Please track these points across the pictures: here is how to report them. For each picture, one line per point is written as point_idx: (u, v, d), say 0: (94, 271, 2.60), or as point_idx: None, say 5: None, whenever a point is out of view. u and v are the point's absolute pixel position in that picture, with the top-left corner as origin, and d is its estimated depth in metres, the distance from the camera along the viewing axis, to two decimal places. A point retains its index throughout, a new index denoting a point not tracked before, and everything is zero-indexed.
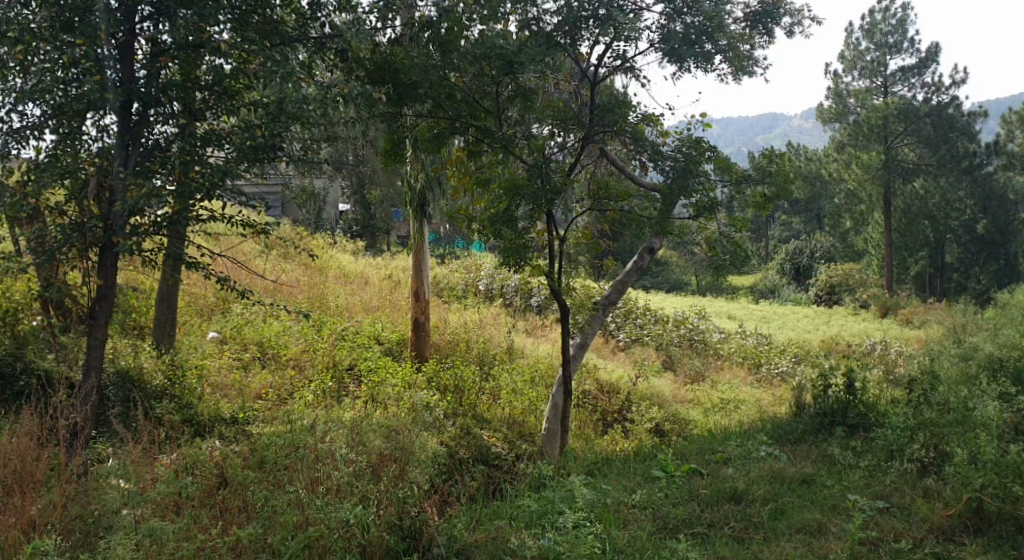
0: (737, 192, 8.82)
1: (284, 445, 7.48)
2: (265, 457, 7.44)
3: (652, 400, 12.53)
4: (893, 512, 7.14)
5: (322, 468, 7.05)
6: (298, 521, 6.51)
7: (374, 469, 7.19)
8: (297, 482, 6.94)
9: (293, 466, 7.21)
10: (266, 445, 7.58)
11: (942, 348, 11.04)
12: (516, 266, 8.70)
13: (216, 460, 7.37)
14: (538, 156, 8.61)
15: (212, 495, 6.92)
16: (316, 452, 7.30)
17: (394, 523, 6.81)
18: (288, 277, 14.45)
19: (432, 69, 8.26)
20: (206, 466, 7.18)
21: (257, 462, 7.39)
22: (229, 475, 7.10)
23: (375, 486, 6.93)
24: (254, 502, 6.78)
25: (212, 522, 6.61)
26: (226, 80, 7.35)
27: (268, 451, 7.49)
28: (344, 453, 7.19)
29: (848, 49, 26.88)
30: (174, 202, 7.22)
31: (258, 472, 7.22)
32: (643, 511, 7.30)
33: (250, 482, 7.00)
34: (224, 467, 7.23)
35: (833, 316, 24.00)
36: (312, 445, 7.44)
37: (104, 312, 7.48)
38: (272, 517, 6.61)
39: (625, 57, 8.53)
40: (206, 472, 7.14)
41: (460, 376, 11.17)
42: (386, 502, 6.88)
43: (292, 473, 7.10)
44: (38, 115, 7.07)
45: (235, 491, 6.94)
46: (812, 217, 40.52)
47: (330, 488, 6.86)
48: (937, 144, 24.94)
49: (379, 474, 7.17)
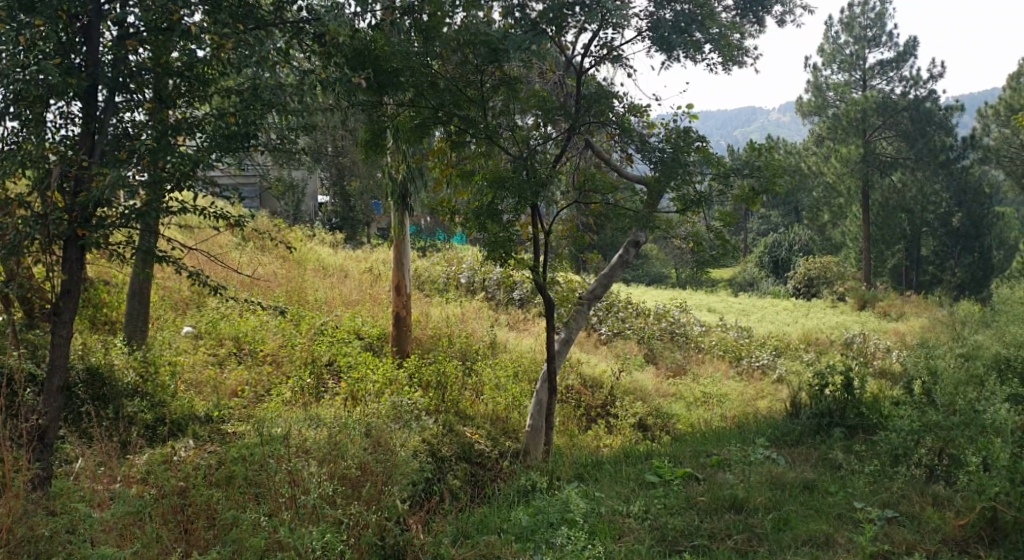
0: (725, 185, 8.50)
1: (254, 462, 7.06)
2: (234, 472, 7.02)
3: (636, 395, 12.24)
4: (902, 522, 6.93)
5: (293, 488, 6.66)
6: (268, 545, 6.17)
7: (348, 488, 6.88)
8: (266, 504, 6.62)
9: (268, 478, 6.85)
10: (237, 459, 7.15)
11: (934, 346, 10.78)
12: (501, 261, 8.35)
13: (178, 474, 6.95)
14: (522, 147, 8.32)
15: (177, 511, 6.55)
16: (287, 467, 6.86)
17: (375, 543, 6.54)
18: (266, 271, 14.03)
19: (413, 57, 7.94)
20: (167, 482, 6.76)
21: (225, 477, 7.00)
22: (192, 488, 6.78)
23: (352, 507, 6.63)
24: (223, 520, 6.42)
25: (175, 545, 6.27)
26: (199, 66, 7.05)
27: (238, 466, 7.06)
28: (315, 466, 6.89)
29: (827, 43, 26.70)
30: (144, 192, 6.81)
31: (224, 490, 6.82)
32: (640, 522, 7.05)
33: (216, 501, 6.64)
34: (188, 484, 6.82)
35: (812, 309, 23.81)
36: (282, 457, 7.03)
37: (70, 308, 7.07)
38: (241, 539, 6.23)
39: (612, 46, 8.23)
40: (168, 487, 6.72)
41: (443, 371, 10.79)
42: (364, 523, 6.59)
43: (264, 485, 6.78)
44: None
45: (201, 508, 6.60)
46: (790, 210, 40.51)
47: (299, 514, 6.48)
48: (914, 138, 25.11)
49: (358, 491, 6.89)
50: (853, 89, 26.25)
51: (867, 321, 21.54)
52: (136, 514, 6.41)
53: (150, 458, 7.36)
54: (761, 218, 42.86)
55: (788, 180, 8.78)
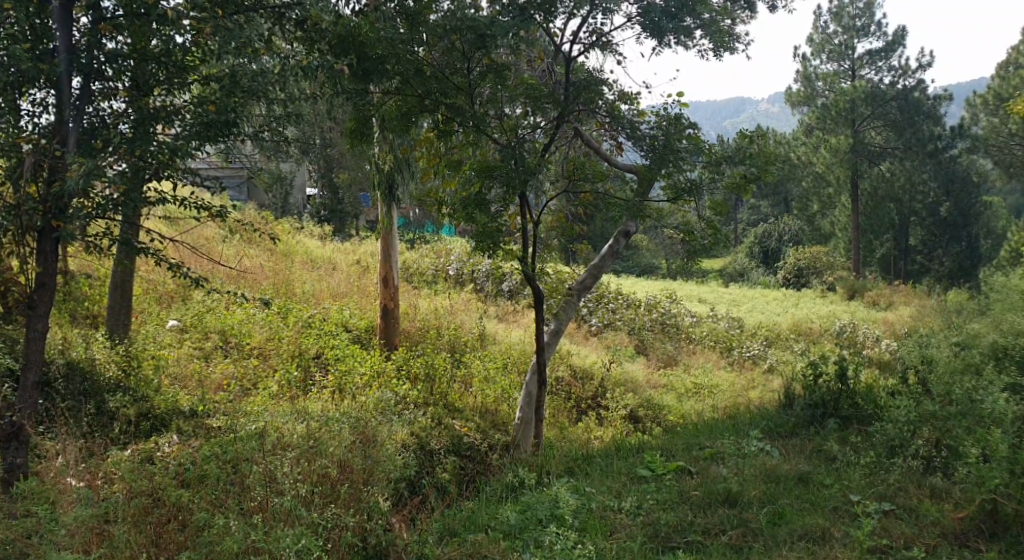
0: (715, 174, 8.33)
1: (226, 462, 6.87)
2: (206, 471, 6.78)
3: (626, 387, 12.09)
4: (899, 515, 6.84)
5: (267, 487, 6.52)
6: (244, 549, 5.99)
7: (326, 486, 6.67)
8: (241, 503, 6.46)
9: (245, 479, 6.65)
10: (207, 458, 6.95)
11: (929, 335, 10.63)
12: (491, 251, 8.19)
13: (148, 474, 6.70)
14: (510, 136, 8.16)
15: (147, 512, 6.36)
16: (262, 466, 6.71)
17: (356, 545, 6.35)
18: (252, 263, 13.83)
19: (398, 44, 7.75)
20: (136, 482, 6.49)
21: (196, 476, 6.75)
22: (164, 491, 6.49)
23: (329, 509, 6.42)
24: (196, 522, 6.29)
25: (143, 549, 6.11)
26: (178, 54, 6.93)
27: (209, 465, 6.84)
28: (289, 465, 6.70)
29: (816, 33, 26.54)
30: (121, 182, 6.67)
31: (196, 489, 6.62)
32: (632, 517, 6.92)
33: (185, 502, 6.42)
34: (155, 485, 6.54)
35: (802, 299, 23.74)
36: (261, 455, 6.85)
37: (45, 303, 7.01)
38: (214, 542, 6.10)
39: (601, 32, 8.08)
40: (137, 489, 6.45)
41: (431, 363, 10.62)
42: (342, 525, 6.39)
43: (240, 484, 6.61)
44: None
45: (175, 510, 6.39)
46: (780, 200, 40.46)
47: (269, 519, 6.28)
48: (903, 128, 24.93)
49: (336, 489, 6.70)
50: (842, 79, 26.14)
51: (856, 311, 21.42)
52: (105, 518, 6.25)
53: (135, 453, 7.44)
54: (750, 208, 42.81)
55: (781, 168, 8.63)
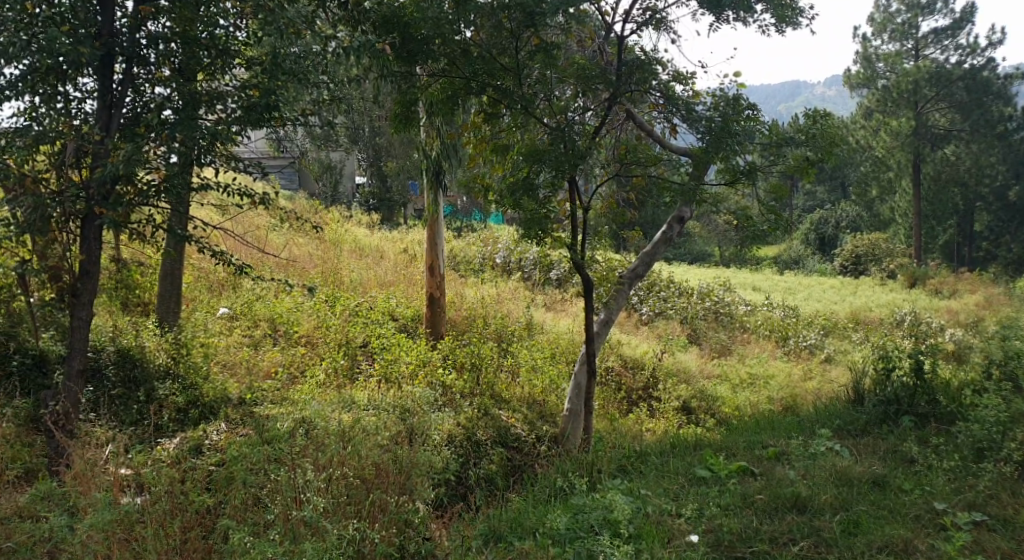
0: (778, 155, 7.90)
1: (256, 462, 6.57)
2: (234, 472, 6.54)
3: (678, 377, 11.58)
4: (993, 525, 6.38)
5: (287, 497, 6.15)
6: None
7: (353, 493, 6.30)
8: (267, 512, 6.10)
9: (272, 487, 6.31)
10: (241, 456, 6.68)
11: (1007, 327, 9.97)
12: (539, 238, 7.71)
13: (188, 474, 6.48)
14: (560, 118, 7.72)
15: (180, 517, 6.09)
16: (291, 471, 6.35)
17: (391, 555, 6.15)
18: (300, 251, 13.60)
19: (445, 23, 7.29)
20: (166, 483, 6.25)
21: (223, 480, 6.49)
22: (191, 496, 6.22)
23: (353, 523, 6.06)
24: (220, 530, 5.99)
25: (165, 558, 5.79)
26: (225, 41, 6.67)
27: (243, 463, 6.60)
28: (312, 472, 6.30)
29: (878, 12, 25.58)
30: (164, 168, 6.55)
31: (226, 493, 6.33)
32: (693, 523, 6.51)
33: (217, 509, 6.21)
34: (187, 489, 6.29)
35: (860, 286, 22.93)
36: (295, 460, 6.48)
37: (89, 291, 6.91)
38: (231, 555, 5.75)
39: (656, 9, 7.63)
40: (161, 493, 6.19)
41: (478, 352, 10.25)
42: (370, 538, 6.10)
43: (269, 489, 6.28)
44: (16, 74, 6.36)
45: (206, 512, 6.17)
46: (836, 184, 39.43)
47: (292, 531, 5.93)
48: (971, 110, 23.57)
49: (367, 495, 6.33)
50: (906, 59, 25.15)
51: (917, 299, 20.59)
52: (138, 519, 6.04)
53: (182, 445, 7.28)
54: (805, 193, 41.83)
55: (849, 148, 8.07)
